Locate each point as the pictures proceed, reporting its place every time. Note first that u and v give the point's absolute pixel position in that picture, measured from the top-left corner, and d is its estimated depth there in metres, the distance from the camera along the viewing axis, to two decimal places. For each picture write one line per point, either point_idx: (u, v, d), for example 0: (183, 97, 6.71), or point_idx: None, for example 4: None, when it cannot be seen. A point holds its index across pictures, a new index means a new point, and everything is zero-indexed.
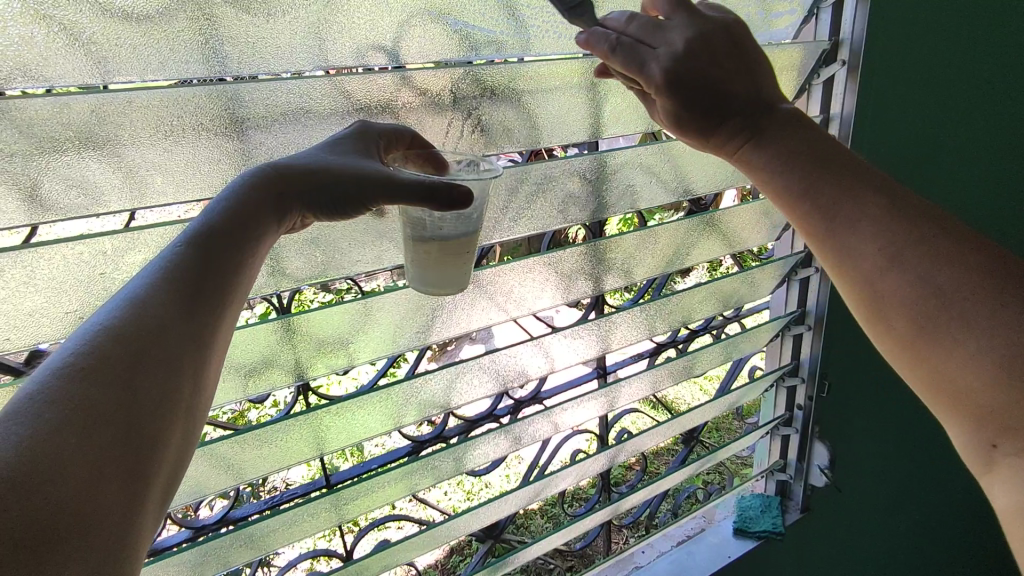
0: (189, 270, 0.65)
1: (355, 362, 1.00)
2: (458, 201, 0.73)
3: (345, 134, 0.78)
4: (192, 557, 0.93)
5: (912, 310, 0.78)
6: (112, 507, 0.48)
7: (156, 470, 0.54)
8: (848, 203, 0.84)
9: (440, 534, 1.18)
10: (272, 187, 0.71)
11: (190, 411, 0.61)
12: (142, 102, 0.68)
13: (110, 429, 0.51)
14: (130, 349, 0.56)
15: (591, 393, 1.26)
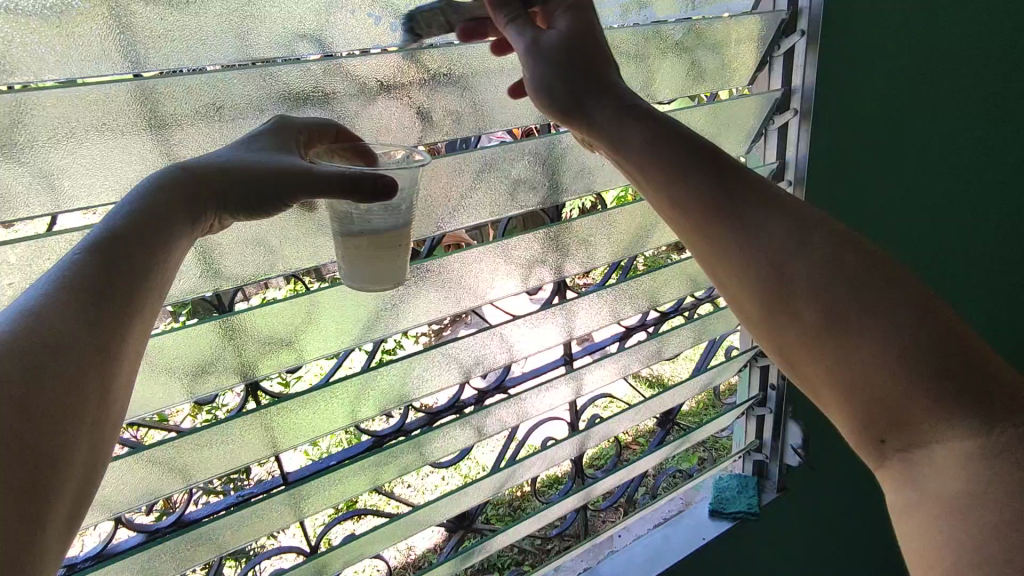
0: (90, 277, 0.63)
1: (304, 358, 0.98)
2: (385, 192, 0.70)
3: (263, 130, 0.75)
4: (143, 560, 0.92)
5: (816, 296, 0.70)
6: (6, 535, 0.46)
7: (60, 491, 0.53)
8: (752, 193, 0.79)
9: (406, 526, 1.17)
10: (181, 188, 0.69)
11: (98, 425, 0.59)
12: (38, 102, 0.65)
13: (1, 449, 0.49)
14: (25, 363, 0.54)
15: (556, 379, 1.24)
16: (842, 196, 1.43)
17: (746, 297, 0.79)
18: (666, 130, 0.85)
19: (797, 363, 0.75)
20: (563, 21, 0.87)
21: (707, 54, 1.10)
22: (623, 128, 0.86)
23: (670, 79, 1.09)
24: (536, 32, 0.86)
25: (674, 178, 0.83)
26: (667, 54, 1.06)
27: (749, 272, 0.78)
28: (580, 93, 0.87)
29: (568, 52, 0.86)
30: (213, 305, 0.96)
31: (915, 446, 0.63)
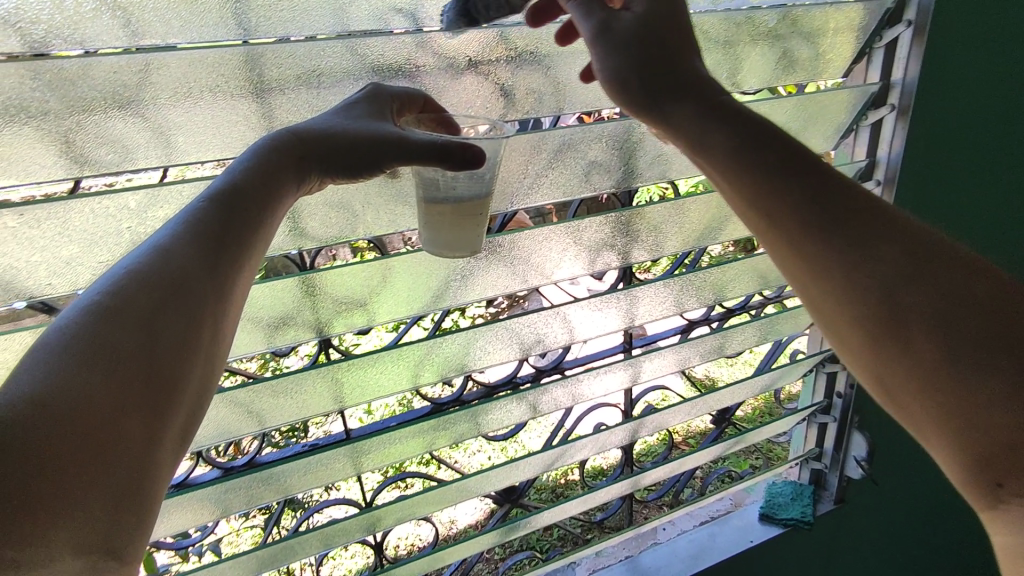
0: (211, 225, 0.69)
1: (374, 320, 1.04)
2: (471, 161, 0.73)
3: (359, 98, 0.79)
4: (218, 492, 1.00)
5: (929, 326, 0.67)
6: (135, 439, 0.53)
7: (173, 412, 0.58)
8: (855, 210, 0.75)
9: (456, 492, 1.22)
10: (291, 152, 0.74)
11: (209, 358, 0.65)
12: (162, 63, 0.72)
13: (132, 366, 0.55)
14: (154, 295, 0.61)
15: (612, 364, 1.25)
16: (936, 201, 1.35)
17: (848, 321, 0.75)
18: (750, 131, 0.82)
19: (904, 397, 0.71)
20: (641, 3, 0.84)
21: (800, 43, 1.07)
22: (700, 122, 0.83)
23: (755, 69, 1.07)
24: (605, 16, 0.83)
25: (768, 190, 0.80)
26: (758, 41, 1.04)
27: (843, 285, 0.75)
28: (659, 91, 0.84)
29: (628, 37, 0.83)
30: (296, 263, 1.02)
31: None
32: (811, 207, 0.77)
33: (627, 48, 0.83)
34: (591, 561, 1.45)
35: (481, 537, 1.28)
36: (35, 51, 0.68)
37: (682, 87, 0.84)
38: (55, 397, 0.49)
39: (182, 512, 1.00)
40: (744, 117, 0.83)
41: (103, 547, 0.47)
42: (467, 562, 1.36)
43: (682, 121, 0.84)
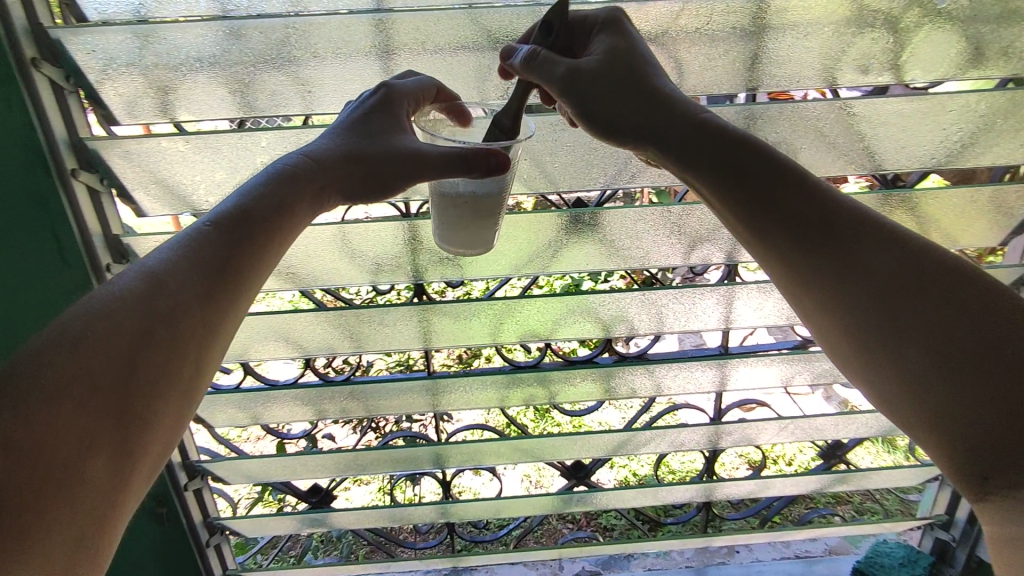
0: (210, 256, 0.73)
1: (465, 273, 1.13)
2: (496, 168, 0.76)
3: (377, 116, 0.84)
4: (318, 396, 1.20)
5: (921, 334, 0.71)
6: (95, 473, 0.59)
7: (139, 444, 0.64)
8: (845, 227, 0.77)
9: (521, 449, 1.30)
10: (312, 181, 0.81)
11: (191, 381, 0.71)
12: (312, 26, 0.87)
13: (104, 400, 0.61)
14: (141, 328, 0.66)
15: (700, 361, 1.20)
16: None
17: (836, 335, 0.78)
18: (733, 154, 0.81)
19: (888, 400, 0.75)
20: (601, 46, 0.82)
21: (987, 28, 0.91)
22: (680, 149, 0.82)
23: (931, 57, 0.94)
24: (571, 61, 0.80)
25: (763, 211, 0.80)
26: (934, 25, 0.91)
27: (837, 303, 0.77)
28: (638, 123, 0.83)
29: (597, 75, 0.81)
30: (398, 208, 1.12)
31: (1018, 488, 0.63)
32: (798, 229, 0.79)
33: (591, 88, 0.81)
34: (651, 560, 1.41)
35: (538, 498, 1.33)
36: (221, 11, 0.86)
37: (661, 115, 0.82)
38: (25, 439, 0.55)
39: (286, 405, 1.21)
40: (722, 132, 0.81)
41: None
42: (528, 522, 1.43)
43: (668, 146, 0.83)
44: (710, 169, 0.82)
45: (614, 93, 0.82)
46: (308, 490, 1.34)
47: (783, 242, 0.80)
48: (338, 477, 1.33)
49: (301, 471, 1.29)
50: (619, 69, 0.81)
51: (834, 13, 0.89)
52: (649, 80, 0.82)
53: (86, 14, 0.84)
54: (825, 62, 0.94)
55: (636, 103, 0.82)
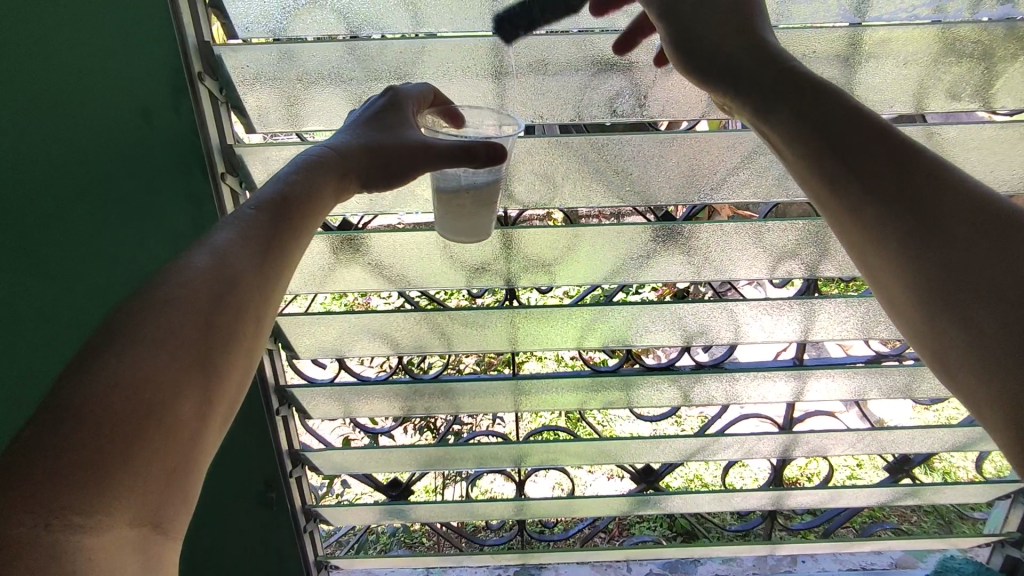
0: (263, 229, 0.75)
1: (555, 280, 1.19)
2: (496, 158, 0.83)
3: (382, 111, 0.89)
4: (410, 393, 1.26)
5: (997, 306, 0.54)
6: (188, 417, 0.56)
7: (220, 397, 0.62)
8: (921, 174, 0.63)
9: (596, 451, 1.35)
10: (331, 167, 0.84)
11: (252, 347, 0.69)
12: (437, 47, 0.94)
13: (191, 349, 0.60)
14: (211, 290, 0.65)
15: (776, 372, 1.23)
16: None
17: (898, 302, 0.63)
18: (810, 94, 0.72)
19: (954, 390, 0.58)
20: None
21: None
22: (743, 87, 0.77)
23: (1016, 86, 0.97)
24: None
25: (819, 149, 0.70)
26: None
27: (897, 258, 0.63)
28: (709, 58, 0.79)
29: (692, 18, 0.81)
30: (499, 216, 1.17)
31: None
32: (856, 171, 0.66)
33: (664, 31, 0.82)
34: (717, 565, 1.44)
35: (610, 498, 1.38)
36: (350, 31, 0.93)
37: (736, 54, 0.77)
38: (124, 377, 0.53)
39: (376, 400, 1.27)
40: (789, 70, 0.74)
41: (154, 517, 0.51)
42: (597, 522, 1.48)
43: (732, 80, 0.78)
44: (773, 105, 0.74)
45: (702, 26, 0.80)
46: (388, 483, 1.40)
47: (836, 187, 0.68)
48: (419, 471, 1.39)
49: (383, 464, 1.34)
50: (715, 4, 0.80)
51: (927, 47, 0.93)
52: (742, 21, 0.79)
53: (236, 31, 0.91)
54: (917, 89, 0.99)
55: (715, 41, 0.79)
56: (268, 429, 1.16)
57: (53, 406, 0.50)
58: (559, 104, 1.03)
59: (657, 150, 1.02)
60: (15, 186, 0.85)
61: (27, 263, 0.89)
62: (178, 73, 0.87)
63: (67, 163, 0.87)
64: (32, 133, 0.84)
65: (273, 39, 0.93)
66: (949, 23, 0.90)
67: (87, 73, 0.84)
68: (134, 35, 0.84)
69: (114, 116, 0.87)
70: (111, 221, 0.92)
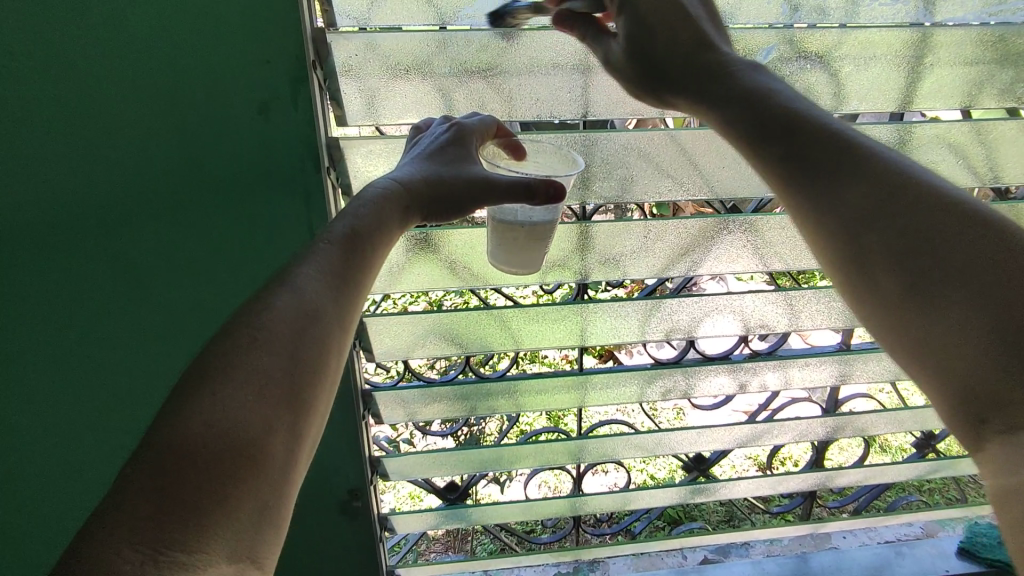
0: (336, 262, 0.70)
1: (625, 275, 1.19)
2: (553, 199, 0.78)
3: (447, 141, 0.81)
4: (478, 394, 1.23)
5: (858, 254, 0.72)
6: (276, 455, 0.55)
7: (305, 432, 0.60)
8: (819, 150, 0.75)
9: (656, 443, 1.36)
10: (397, 201, 0.77)
11: (332, 383, 0.67)
12: (528, 39, 0.89)
13: (277, 389, 0.58)
14: (293, 325, 0.63)
15: (828, 358, 1.28)
16: None
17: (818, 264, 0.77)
18: (812, 137, 0.76)
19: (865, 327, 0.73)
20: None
21: None
22: (698, 100, 0.86)
23: None
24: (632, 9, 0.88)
25: (743, 146, 0.81)
26: None
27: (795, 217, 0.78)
28: (667, 77, 0.87)
29: (668, 52, 0.87)
30: (571, 211, 1.16)
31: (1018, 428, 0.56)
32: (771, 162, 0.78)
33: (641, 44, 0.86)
34: (765, 547, 1.50)
35: (666, 489, 1.41)
36: (438, 22, 0.87)
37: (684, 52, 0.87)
38: (215, 419, 0.53)
39: (439, 404, 1.22)
40: (686, 56, 0.86)
41: (247, 553, 0.49)
42: (649, 513, 1.55)
43: (694, 94, 0.86)
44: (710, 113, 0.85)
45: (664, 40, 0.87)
46: (445, 487, 1.37)
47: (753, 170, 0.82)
48: (476, 474, 1.36)
49: (447, 468, 1.30)
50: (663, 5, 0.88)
51: (988, 48, 0.99)
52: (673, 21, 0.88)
53: (337, 19, 0.84)
54: (971, 88, 1.05)
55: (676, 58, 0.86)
56: (353, 431, 1.13)
57: (151, 444, 0.51)
58: (643, 96, 0.99)
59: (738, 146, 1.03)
60: (141, 178, 0.88)
61: (157, 250, 0.93)
62: (298, 62, 0.83)
63: (189, 156, 0.88)
64: (155, 128, 0.85)
65: (355, 29, 0.86)
66: (1005, 26, 0.96)
67: (199, 68, 0.82)
68: (249, 27, 0.81)
69: (230, 110, 0.85)
70: (229, 212, 0.92)
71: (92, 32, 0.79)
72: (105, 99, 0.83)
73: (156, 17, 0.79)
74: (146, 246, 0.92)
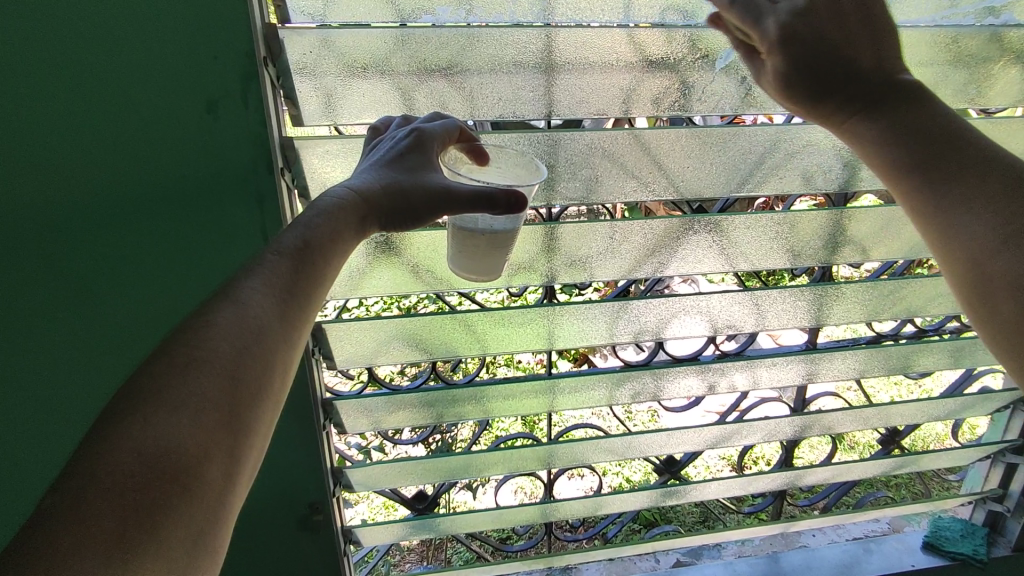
0: (282, 277, 0.68)
1: (592, 277, 1.17)
2: (514, 208, 0.76)
3: (406, 148, 0.78)
4: (445, 401, 1.20)
5: (982, 283, 0.76)
6: (213, 481, 0.52)
7: (245, 456, 0.57)
8: (954, 184, 0.79)
9: (628, 446, 1.35)
10: (353, 211, 0.74)
11: (277, 402, 0.64)
12: (487, 37, 0.87)
13: (216, 411, 0.55)
14: (235, 345, 0.60)
15: (794, 358, 1.29)
16: None
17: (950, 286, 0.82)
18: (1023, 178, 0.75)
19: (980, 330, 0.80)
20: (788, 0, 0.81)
21: None
22: (878, 140, 0.84)
23: (1006, 89, 1.09)
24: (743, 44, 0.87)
25: (892, 171, 0.85)
26: (1015, 63, 1.05)
27: (938, 239, 0.81)
28: (825, 99, 0.85)
29: (825, 65, 0.82)
30: (537, 213, 1.15)
31: None
32: (926, 195, 0.81)
33: (797, 74, 0.83)
34: (736, 548, 1.51)
35: (638, 493, 1.40)
36: (398, 18, 0.85)
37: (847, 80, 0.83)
38: (145, 444, 0.49)
39: (405, 411, 1.19)
40: (880, 81, 0.83)
41: None
42: (621, 517, 1.53)
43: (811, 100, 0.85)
44: (869, 141, 0.85)
45: (828, 60, 0.82)
46: (413, 496, 1.33)
47: (898, 196, 0.85)
48: (446, 482, 1.33)
49: (414, 477, 1.26)
50: (825, 31, 0.81)
51: (942, 51, 1.01)
52: (845, 63, 0.82)
53: (290, 14, 0.82)
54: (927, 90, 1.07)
55: (857, 90, 0.83)
56: (315, 442, 1.09)
57: (71, 472, 0.47)
58: (607, 98, 0.98)
59: (702, 146, 1.03)
60: (77, 182, 0.83)
61: (98, 260, 0.88)
62: (247, 58, 0.80)
63: (133, 159, 0.83)
64: (96, 127, 0.81)
65: (309, 22, 0.83)
66: (957, 29, 0.98)
67: (145, 64, 0.79)
68: (195, 22, 0.78)
69: (175, 110, 0.82)
70: (179, 217, 0.88)
71: (8, 26, 0.74)
72: (31, 99, 0.78)
73: (95, 12, 0.76)
74: (85, 255, 0.87)
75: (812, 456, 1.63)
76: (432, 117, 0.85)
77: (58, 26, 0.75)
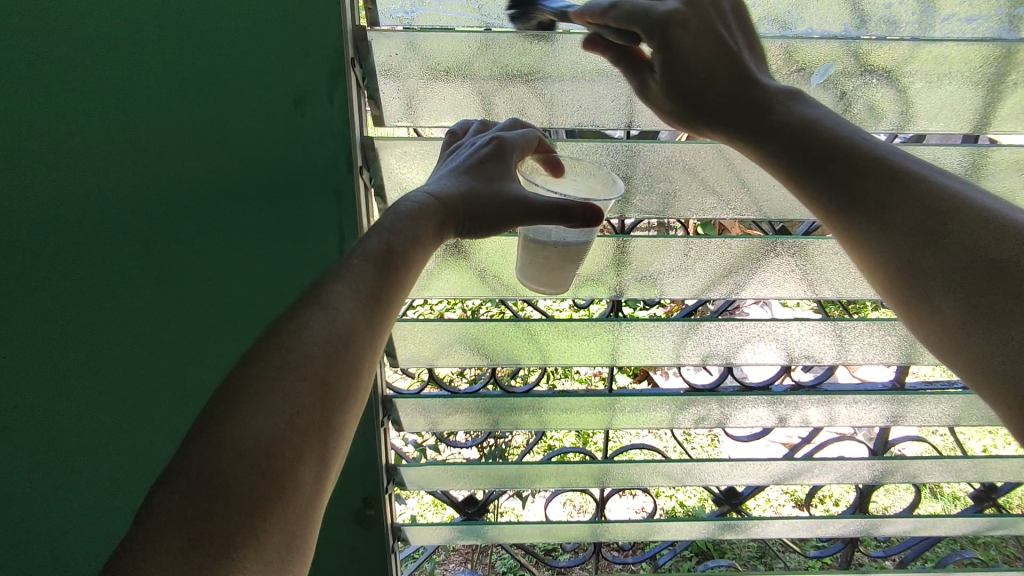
0: (372, 280, 0.67)
1: (662, 294, 1.13)
2: (591, 223, 0.75)
3: (485, 158, 0.78)
4: (501, 407, 1.19)
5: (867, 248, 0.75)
6: (308, 484, 0.53)
7: (335, 459, 0.58)
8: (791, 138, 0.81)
9: (687, 473, 1.29)
10: (434, 219, 0.74)
11: (363, 403, 0.64)
12: (572, 46, 0.84)
13: (310, 415, 0.55)
14: (327, 348, 0.59)
15: (879, 397, 1.19)
16: None
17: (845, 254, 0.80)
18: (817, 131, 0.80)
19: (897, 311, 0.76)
20: None
21: None
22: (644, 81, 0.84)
23: None
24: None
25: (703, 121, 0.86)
26: None
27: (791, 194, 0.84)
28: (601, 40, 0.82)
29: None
30: (609, 224, 1.12)
31: (1000, 363, 0.62)
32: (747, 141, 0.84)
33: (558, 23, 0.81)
34: None
35: (694, 522, 1.33)
36: (482, 24, 0.84)
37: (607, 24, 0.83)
38: (245, 446, 0.50)
39: (462, 415, 1.19)
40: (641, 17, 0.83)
41: None
42: (674, 545, 1.47)
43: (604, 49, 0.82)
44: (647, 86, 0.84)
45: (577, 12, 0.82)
46: (464, 500, 1.33)
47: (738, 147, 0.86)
48: (496, 490, 1.32)
49: (465, 482, 1.26)
50: None
51: None
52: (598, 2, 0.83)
53: (379, 17, 0.82)
54: None
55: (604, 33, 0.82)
56: (372, 440, 1.11)
57: (181, 470, 0.49)
58: None
59: None
60: (177, 173, 0.88)
61: (192, 248, 0.93)
62: (337, 55, 0.82)
63: (228, 155, 0.88)
64: (197, 121, 0.86)
65: (398, 26, 0.84)
66: None
67: (243, 61, 0.83)
68: (291, 24, 0.81)
69: (269, 104, 0.85)
70: (267, 212, 0.92)
71: (125, 26, 0.80)
72: (143, 94, 0.84)
73: (200, 14, 0.80)
74: (177, 243, 0.93)
75: (891, 503, 1.51)
76: (508, 125, 0.84)
77: (167, 27, 0.80)
